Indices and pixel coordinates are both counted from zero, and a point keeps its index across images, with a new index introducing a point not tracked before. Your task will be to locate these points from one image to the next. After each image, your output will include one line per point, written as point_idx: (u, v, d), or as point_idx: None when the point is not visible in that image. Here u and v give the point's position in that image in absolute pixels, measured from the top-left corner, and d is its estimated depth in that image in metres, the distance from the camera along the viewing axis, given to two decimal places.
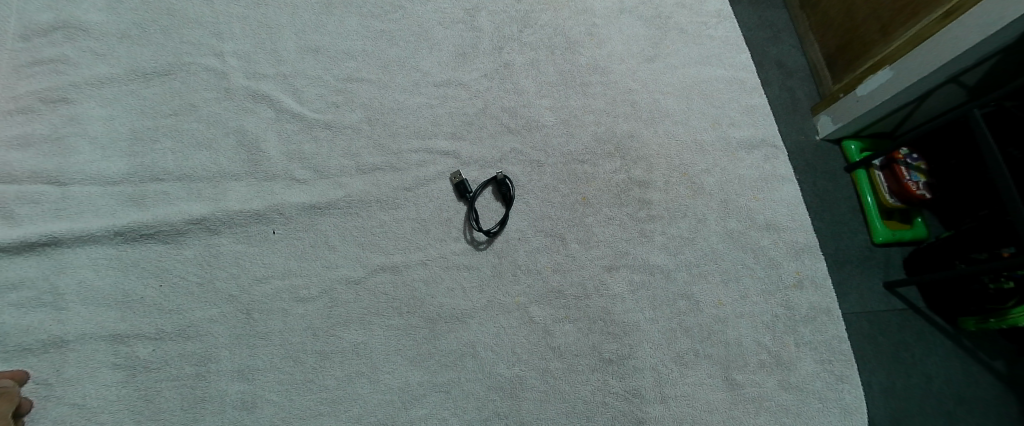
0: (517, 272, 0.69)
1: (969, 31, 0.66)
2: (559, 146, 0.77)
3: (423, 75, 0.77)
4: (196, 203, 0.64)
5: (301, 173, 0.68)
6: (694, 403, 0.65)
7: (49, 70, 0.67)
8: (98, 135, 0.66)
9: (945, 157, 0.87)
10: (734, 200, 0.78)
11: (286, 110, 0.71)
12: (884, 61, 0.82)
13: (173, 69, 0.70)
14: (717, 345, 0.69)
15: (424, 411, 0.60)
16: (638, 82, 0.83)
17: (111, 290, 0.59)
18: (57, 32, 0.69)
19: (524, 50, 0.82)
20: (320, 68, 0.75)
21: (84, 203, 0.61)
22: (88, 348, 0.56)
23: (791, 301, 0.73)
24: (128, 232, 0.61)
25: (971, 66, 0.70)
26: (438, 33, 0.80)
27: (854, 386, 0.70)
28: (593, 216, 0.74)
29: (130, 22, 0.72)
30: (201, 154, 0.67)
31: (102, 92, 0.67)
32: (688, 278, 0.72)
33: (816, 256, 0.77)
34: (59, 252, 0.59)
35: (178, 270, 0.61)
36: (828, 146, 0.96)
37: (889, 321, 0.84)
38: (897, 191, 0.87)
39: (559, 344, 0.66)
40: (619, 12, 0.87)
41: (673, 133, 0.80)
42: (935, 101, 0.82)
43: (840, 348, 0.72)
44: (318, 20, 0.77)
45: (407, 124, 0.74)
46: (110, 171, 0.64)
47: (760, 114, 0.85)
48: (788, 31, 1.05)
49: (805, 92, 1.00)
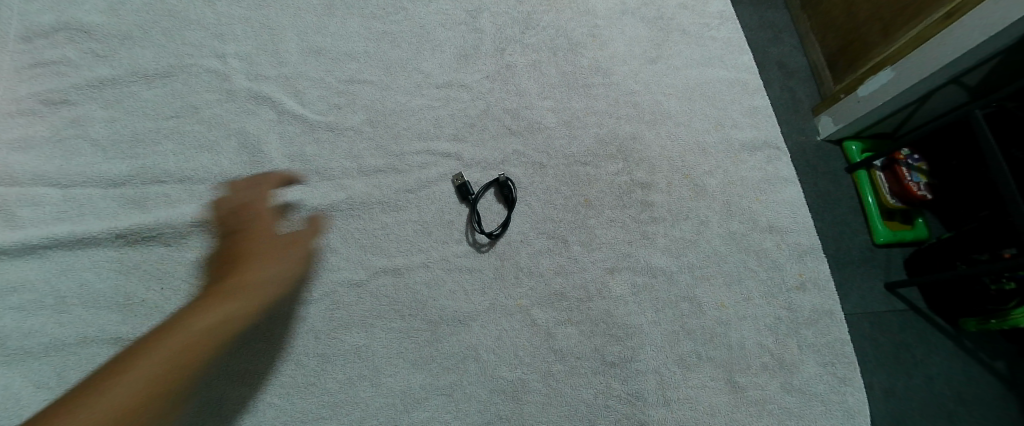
0: (520, 274, 0.68)
1: (970, 32, 0.66)
2: (562, 148, 0.77)
3: (425, 76, 0.77)
4: (199, 205, 0.64)
5: (303, 175, 0.68)
6: (696, 406, 0.65)
7: (49, 72, 0.67)
8: (99, 136, 0.65)
9: (946, 158, 0.87)
10: (736, 202, 0.77)
11: (288, 112, 0.71)
12: (885, 62, 0.82)
13: (175, 71, 0.70)
14: (719, 348, 0.69)
15: (425, 414, 0.60)
16: (640, 83, 0.82)
17: (114, 293, 0.59)
18: (59, 33, 0.69)
19: (526, 52, 0.82)
20: (322, 69, 0.75)
21: (86, 205, 0.61)
22: (89, 351, 0.56)
23: (794, 303, 0.73)
24: (131, 234, 0.61)
25: (973, 67, 0.70)
26: (440, 34, 0.80)
27: (858, 388, 0.70)
28: (595, 218, 0.73)
29: (131, 23, 0.72)
30: (202, 155, 0.67)
31: (104, 94, 0.67)
32: (691, 280, 0.72)
33: (819, 258, 0.76)
34: (61, 255, 0.59)
35: (181, 273, 0.61)
36: (829, 147, 0.96)
37: (890, 322, 0.84)
38: (898, 192, 0.87)
39: (561, 346, 0.66)
40: (621, 13, 0.87)
41: (675, 135, 0.80)
42: (937, 102, 0.81)
43: (843, 350, 0.71)
44: (321, 22, 0.77)
45: (409, 126, 0.74)
46: (112, 173, 0.64)
47: (762, 116, 0.85)
48: (790, 32, 1.05)
49: (806, 93, 1.00)
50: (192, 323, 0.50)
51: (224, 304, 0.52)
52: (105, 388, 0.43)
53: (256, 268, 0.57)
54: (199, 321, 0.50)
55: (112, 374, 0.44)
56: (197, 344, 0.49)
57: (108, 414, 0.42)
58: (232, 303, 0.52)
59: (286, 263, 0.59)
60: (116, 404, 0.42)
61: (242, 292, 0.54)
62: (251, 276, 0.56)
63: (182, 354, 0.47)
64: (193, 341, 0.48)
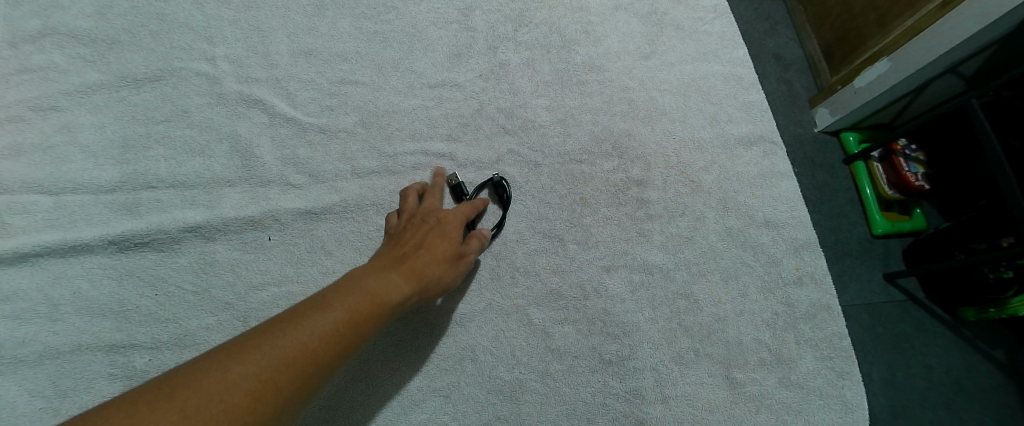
0: (516, 274, 0.68)
1: (967, 21, 0.66)
2: (557, 146, 0.76)
3: (418, 76, 0.76)
4: (191, 210, 0.63)
5: (295, 178, 0.68)
6: (694, 403, 0.65)
7: (37, 77, 0.66)
8: (89, 142, 0.65)
9: (945, 148, 0.86)
10: (732, 198, 0.77)
11: (280, 115, 0.70)
12: (882, 52, 0.81)
13: (164, 74, 0.70)
14: (716, 344, 0.69)
15: (423, 415, 0.60)
16: (635, 80, 0.82)
17: (107, 300, 0.58)
18: (45, 38, 0.68)
19: (520, 49, 0.81)
20: (313, 71, 0.74)
21: (77, 212, 0.61)
22: (83, 359, 0.56)
23: (791, 297, 0.73)
24: (123, 241, 0.60)
25: (970, 56, 0.70)
26: (432, 33, 0.79)
27: (856, 382, 0.70)
28: (591, 217, 0.73)
29: (119, 27, 0.71)
30: (194, 160, 0.66)
31: (92, 100, 0.67)
32: (687, 277, 0.71)
33: (817, 253, 0.76)
34: (53, 263, 0.59)
35: (174, 279, 0.61)
36: (825, 139, 0.96)
37: (887, 314, 0.84)
38: (896, 183, 0.86)
39: (558, 346, 0.65)
40: (614, 9, 0.87)
41: (671, 131, 0.80)
42: (934, 92, 0.81)
43: (841, 344, 0.71)
44: (312, 23, 0.77)
45: (402, 126, 0.73)
46: (102, 179, 0.63)
47: (758, 110, 0.84)
48: (786, 24, 1.04)
49: (802, 86, 1.00)
50: (367, 291, 0.49)
51: (395, 279, 0.52)
52: (285, 334, 0.42)
53: (428, 252, 0.56)
54: (369, 287, 0.49)
55: (293, 322, 0.43)
56: (369, 311, 0.47)
57: (288, 362, 0.40)
58: (402, 283, 0.51)
59: (457, 259, 0.59)
60: (295, 353, 0.41)
61: (409, 276, 0.53)
62: (417, 258, 0.55)
63: (355, 321, 0.46)
64: (368, 309, 0.47)
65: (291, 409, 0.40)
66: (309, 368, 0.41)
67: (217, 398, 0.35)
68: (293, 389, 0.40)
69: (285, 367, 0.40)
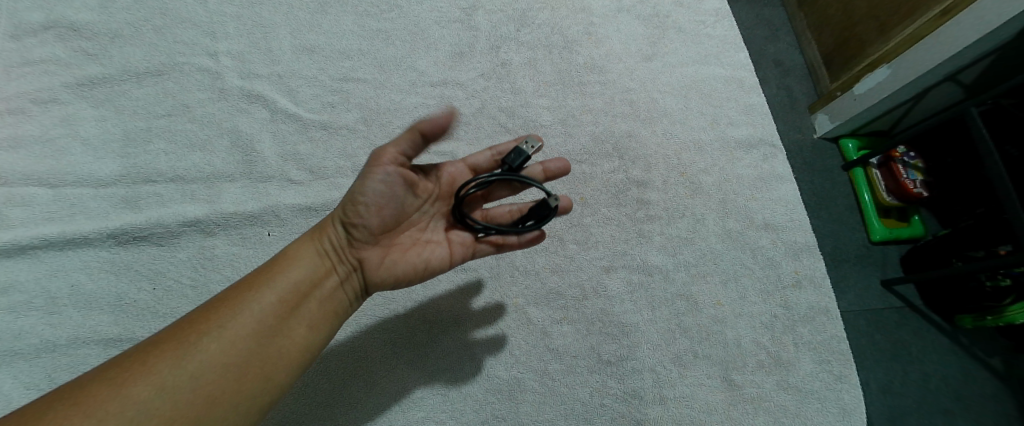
0: (516, 273, 0.68)
1: (968, 29, 0.66)
2: (557, 146, 0.76)
3: (420, 74, 0.76)
4: (191, 205, 0.63)
5: (296, 174, 0.68)
6: (692, 404, 0.65)
7: (39, 70, 0.66)
8: (89, 136, 0.65)
9: (943, 155, 0.86)
10: (732, 200, 0.77)
11: (282, 111, 0.70)
12: (882, 59, 0.81)
13: (167, 69, 0.70)
14: (715, 346, 0.68)
15: (421, 414, 0.60)
16: (636, 81, 0.82)
17: (105, 293, 0.58)
18: (48, 32, 0.68)
19: (522, 49, 0.81)
20: (315, 68, 0.74)
21: (77, 205, 0.61)
22: (78, 353, 0.55)
23: (790, 300, 0.73)
24: (122, 234, 0.60)
25: (970, 64, 0.70)
26: (434, 32, 0.79)
27: (854, 385, 0.70)
28: (591, 217, 0.73)
29: (122, 21, 0.71)
30: (194, 155, 0.66)
31: (95, 93, 0.67)
32: (687, 278, 0.71)
33: (816, 256, 0.76)
34: (52, 255, 0.58)
35: (173, 273, 0.61)
36: (824, 145, 0.96)
37: (885, 319, 0.84)
38: (894, 190, 0.85)
39: (557, 345, 0.65)
40: (616, 11, 0.87)
41: (671, 133, 0.80)
42: (933, 100, 0.81)
43: (840, 347, 0.71)
44: (314, 19, 0.77)
45: (404, 124, 0.73)
46: (103, 172, 0.63)
47: (758, 113, 0.84)
48: (786, 29, 1.04)
49: (802, 91, 1.00)
50: (288, 270, 0.46)
51: (316, 248, 0.48)
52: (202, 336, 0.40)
53: (339, 202, 0.48)
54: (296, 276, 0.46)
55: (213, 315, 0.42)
56: (294, 292, 0.45)
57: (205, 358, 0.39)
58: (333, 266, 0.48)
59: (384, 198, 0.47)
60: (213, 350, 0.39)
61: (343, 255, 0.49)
62: (333, 216, 0.49)
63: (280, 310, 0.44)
64: (290, 292, 0.45)
65: (239, 401, 0.39)
66: (239, 364, 0.40)
67: (137, 410, 0.35)
68: (231, 383, 0.39)
69: (210, 370, 0.39)
